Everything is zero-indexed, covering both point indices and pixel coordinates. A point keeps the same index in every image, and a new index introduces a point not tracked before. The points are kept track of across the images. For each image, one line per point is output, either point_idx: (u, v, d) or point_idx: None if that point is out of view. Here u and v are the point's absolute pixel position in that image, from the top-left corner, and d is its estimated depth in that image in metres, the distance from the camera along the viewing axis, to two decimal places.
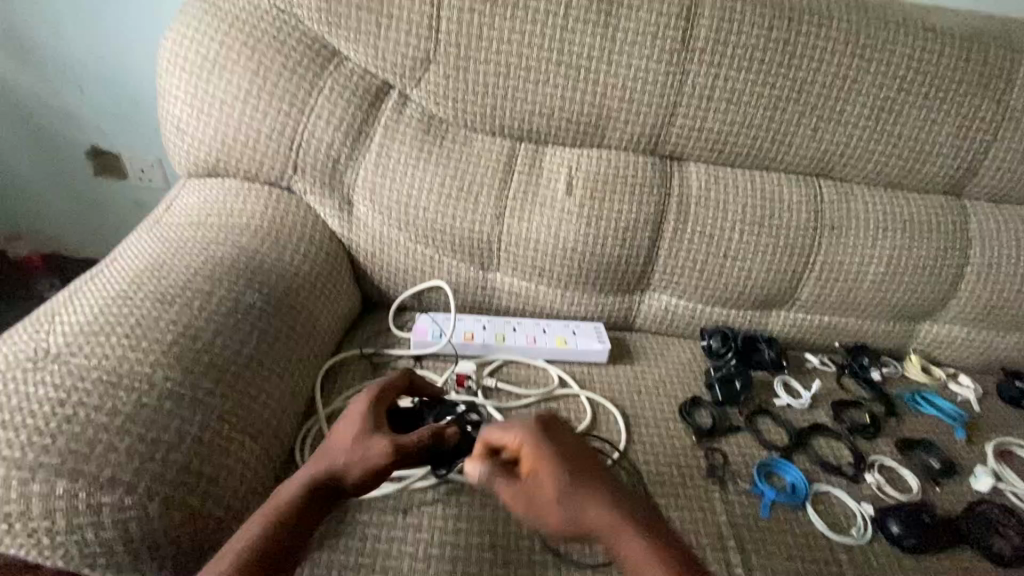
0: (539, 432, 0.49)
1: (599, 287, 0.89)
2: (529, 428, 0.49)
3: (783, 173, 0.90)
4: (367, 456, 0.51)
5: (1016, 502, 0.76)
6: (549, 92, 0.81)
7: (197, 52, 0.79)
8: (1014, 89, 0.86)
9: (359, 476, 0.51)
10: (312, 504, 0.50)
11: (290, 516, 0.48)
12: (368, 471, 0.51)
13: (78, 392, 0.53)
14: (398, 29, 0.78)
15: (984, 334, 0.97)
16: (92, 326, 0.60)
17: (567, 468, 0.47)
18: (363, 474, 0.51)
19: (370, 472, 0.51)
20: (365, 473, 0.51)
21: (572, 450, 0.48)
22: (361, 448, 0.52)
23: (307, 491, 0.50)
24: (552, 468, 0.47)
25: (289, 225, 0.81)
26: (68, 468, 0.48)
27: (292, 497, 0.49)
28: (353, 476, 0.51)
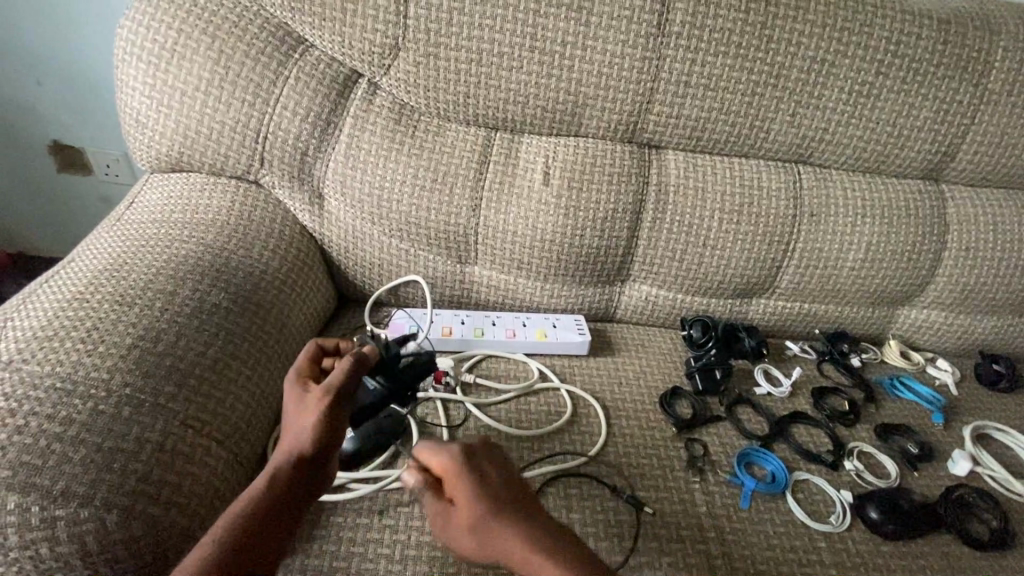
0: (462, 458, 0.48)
1: (579, 279, 0.88)
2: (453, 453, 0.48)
3: (762, 160, 0.89)
4: (301, 413, 0.50)
5: (992, 484, 0.77)
6: (523, 80, 0.79)
7: (154, 41, 0.75)
8: (990, 72, 0.85)
9: (308, 436, 0.50)
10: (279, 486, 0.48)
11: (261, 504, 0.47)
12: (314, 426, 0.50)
13: (30, 401, 0.51)
14: (364, 14, 0.75)
15: (962, 318, 0.97)
16: (45, 331, 0.57)
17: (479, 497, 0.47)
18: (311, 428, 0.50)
19: (318, 425, 0.50)
20: (315, 430, 0.50)
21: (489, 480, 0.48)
22: (296, 410, 0.51)
23: (272, 480, 0.48)
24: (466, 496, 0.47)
25: (258, 220, 0.79)
26: (19, 481, 0.46)
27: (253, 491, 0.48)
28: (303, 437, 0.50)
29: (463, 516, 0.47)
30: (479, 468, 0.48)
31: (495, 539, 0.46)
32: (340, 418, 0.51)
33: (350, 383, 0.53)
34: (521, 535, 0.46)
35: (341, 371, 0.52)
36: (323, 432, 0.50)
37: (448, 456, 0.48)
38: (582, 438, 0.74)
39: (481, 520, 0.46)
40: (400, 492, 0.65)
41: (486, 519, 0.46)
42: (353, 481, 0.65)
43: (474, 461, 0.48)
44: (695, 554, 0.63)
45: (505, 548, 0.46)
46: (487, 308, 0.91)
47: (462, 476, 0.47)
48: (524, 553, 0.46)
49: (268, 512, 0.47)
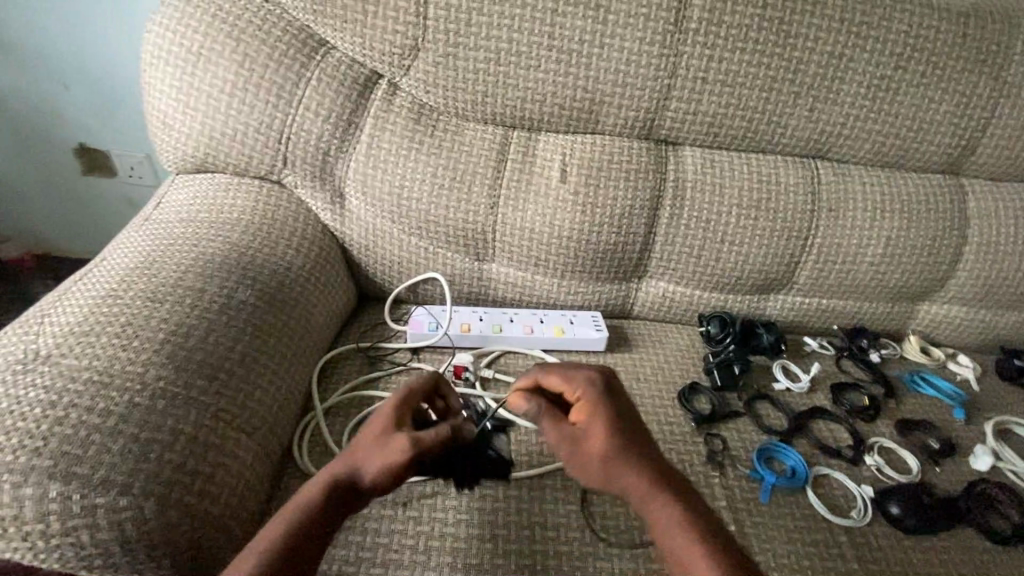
0: (600, 392, 0.55)
1: (596, 276, 0.89)
2: (591, 384, 0.56)
3: (779, 156, 0.89)
4: (384, 454, 0.49)
5: (1015, 480, 0.76)
6: (540, 78, 0.80)
7: (181, 45, 0.77)
8: (1012, 64, 0.85)
9: (380, 476, 0.50)
10: (332, 507, 0.49)
11: (308, 519, 0.48)
12: (388, 472, 0.49)
13: (69, 394, 0.52)
14: (385, 16, 0.77)
15: (983, 314, 0.97)
16: (82, 326, 0.59)
17: (611, 427, 0.53)
18: (384, 473, 0.49)
19: (390, 470, 0.49)
20: (384, 472, 0.49)
21: (621, 415, 0.54)
22: (377, 444, 0.50)
23: (326, 496, 0.49)
24: (598, 424, 0.53)
25: (280, 219, 0.80)
26: (61, 470, 0.47)
27: (309, 498, 0.49)
28: (373, 476, 0.50)
29: (596, 443, 0.52)
30: (613, 402, 0.55)
31: (622, 468, 0.51)
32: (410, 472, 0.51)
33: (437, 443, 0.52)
34: (643, 469, 0.51)
35: (434, 436, 0.52)
36: (392, 475, 0.50)
37: (585, 390, 0.55)
38: None
39: (613, 445, 0.52)
40: (423, 485, 0.66)
41: (615, 448, 0.52)
42: None
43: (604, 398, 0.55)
44: None
45: (629, 480, 0.51)
46: (504, 305, 0.92)
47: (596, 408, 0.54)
48: (647, 484, 0.51)
49: (316, 528, 0.48)
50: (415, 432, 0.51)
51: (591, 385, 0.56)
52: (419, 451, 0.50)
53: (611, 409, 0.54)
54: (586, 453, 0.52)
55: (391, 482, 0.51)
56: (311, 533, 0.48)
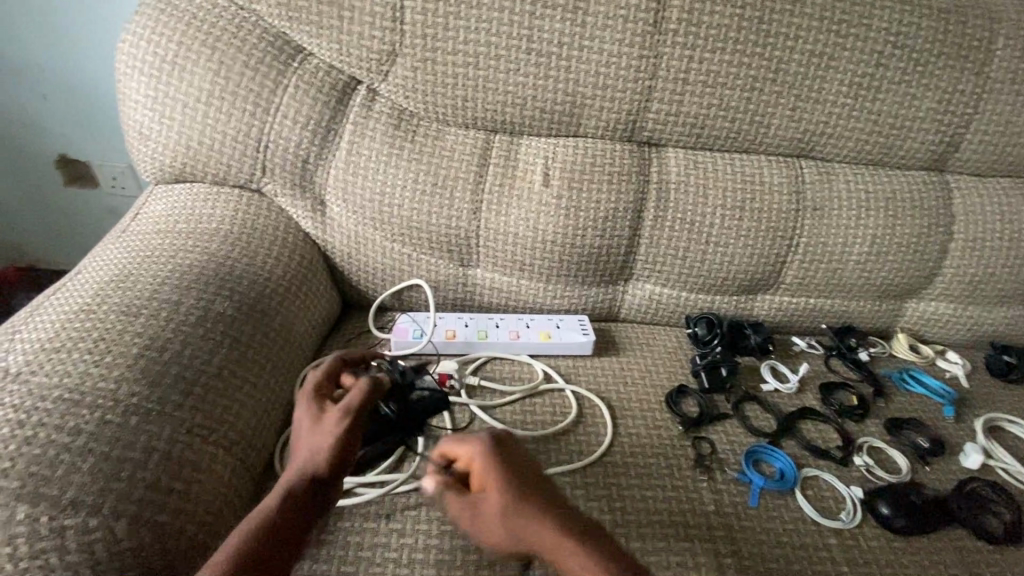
0: (489, 451, 0.52)
1: (582, 280, 0.88)
2: (482, 445, 0.52)
3: (763, 155, 0.88)
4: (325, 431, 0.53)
5: (1005, 477, 0.76)
6: (521, 81, 0.79)
7: (155, 54, 0.76)
8: (993, 60, 0.85)
9: (332, 454, 0.52)
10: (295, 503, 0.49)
11: (272, 522, 0.47)
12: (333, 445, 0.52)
13: (38, 412, 0.51)
14: (362, 21, 0.76)
15: (971, 310, 0.96)
16: (53, 342, 0.58)
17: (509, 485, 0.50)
18: (332, 446, 0.52)
19: (336, 445, 0.52)
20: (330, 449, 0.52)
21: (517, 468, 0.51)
22: (314, 432, 0.53)
23: (288, 494, 0.49)
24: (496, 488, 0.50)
25: (260, 229, 0.79)
26: (28, 492, 0.46)
27: (268, 503, 0.48)
28: (325, 459, 0.52)
29: (493, 509, 0.50)
30: (504, 459, 0.51)
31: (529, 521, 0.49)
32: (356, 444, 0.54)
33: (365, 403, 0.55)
34: (547, 520, 0.48)
35: (358, 392, 0.55)
36: (339, 452, 0.52)
37: (474, 450, 0.52)
38: (588, 438, 0.74)
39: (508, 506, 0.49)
40: (406, 496, 0.65)
41: (512, 503, 0.49)
42: (358, 486, 0.65)
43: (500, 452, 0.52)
44: (703, 554, 0.63)
45: (533, 534, 0.48)
46: (490, 310, 0.91)
47: (489, 469, 0.51)
48: (550, 537, 0.48)
49: (286, 527, 0.47)
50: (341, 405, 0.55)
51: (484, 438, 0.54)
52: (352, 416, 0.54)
53: (502, 470, 0.50)
54: (484, 516, 0.50)
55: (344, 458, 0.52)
56: (280, 535, 0.47)
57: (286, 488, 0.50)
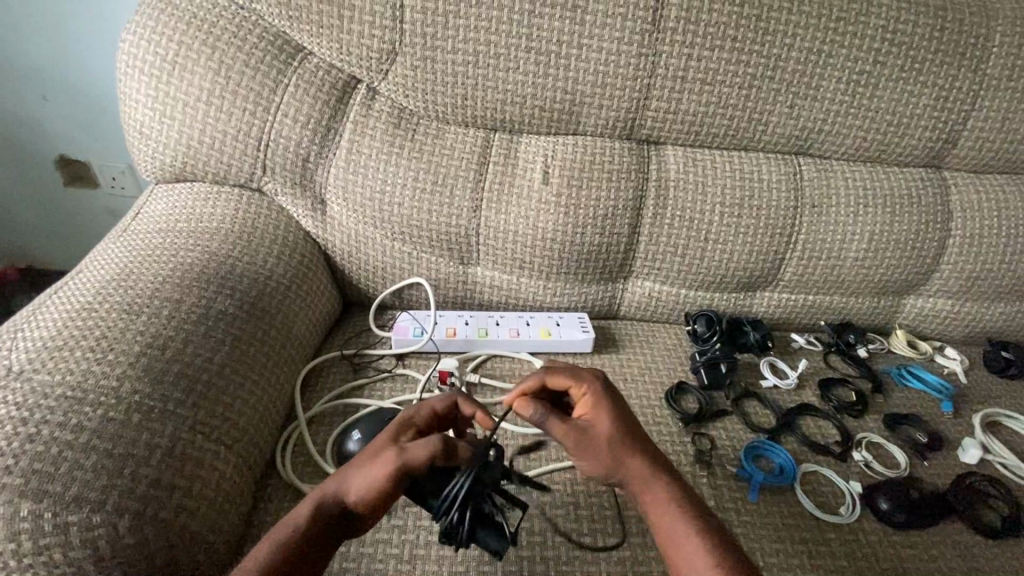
0: (604, 385, 0.54)
1: (581, 277, 0.88)
2: (597, 378, 0.54)
3: (761, 153, 0.89)
4: (371, 472, 0.48)
5: (1004, 472, 0.76)
6: (520, 80, 0.79)
7: (155, 54, 0.76)
8: (989, 57, 0.85)
9: (369, 496, 0.48)
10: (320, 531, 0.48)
11: (295, 537, 0.47)
12: (376, 493, 0.47)
13: (41, 409, 0.51)
14: (361, 21, 0.76)
15: (969, 307, 0.97)
16: (55, 340, 0.58)
17: (618, 418, 0.52)
18: (374, 491, 0.48)
19: (375, 489, 0.47)
20: (368, 490, 0.48)
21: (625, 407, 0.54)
22: (364, 464, 0.49)
23: (315, 512, 0.48)
24: (607, 417, 0.52)
25: (261, 227, 0.80)
26: (32, 488, 0.46)
27: (295, 519, 0.48)
28: (360, 496, 0.48)
29: (602, 438, 0.51)
30: (612, 395, 0.54)
31: (630, 456, 0.52)
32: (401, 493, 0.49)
33: (431, 462, 0.48)
34: (646, 456, 0.52)
35: (425, 453, 0.47)
36: (377, 496, 0.48)
37: (590, 386, 0.53)
38: None
39: (620, 435, 0.52)
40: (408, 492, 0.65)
41: (622, 434, 0.52)
42: None
43: (610, 393, 0.54)
44: None
45: (631, 465, 0.52)
46: (490, 308, 0.91)
47: (602, 404, 0.53)
48: (648, 470, 0.52)
49: (308, 544, 0.47)
50: (405, 449, 0.48)
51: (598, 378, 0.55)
52: (405, 470, 0.47)
53: (615, 402, 0.53)
54: (591, 444, 0.51)
55: (382, 504, 0.49)
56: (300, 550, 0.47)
57: (316, 503, 0.48)
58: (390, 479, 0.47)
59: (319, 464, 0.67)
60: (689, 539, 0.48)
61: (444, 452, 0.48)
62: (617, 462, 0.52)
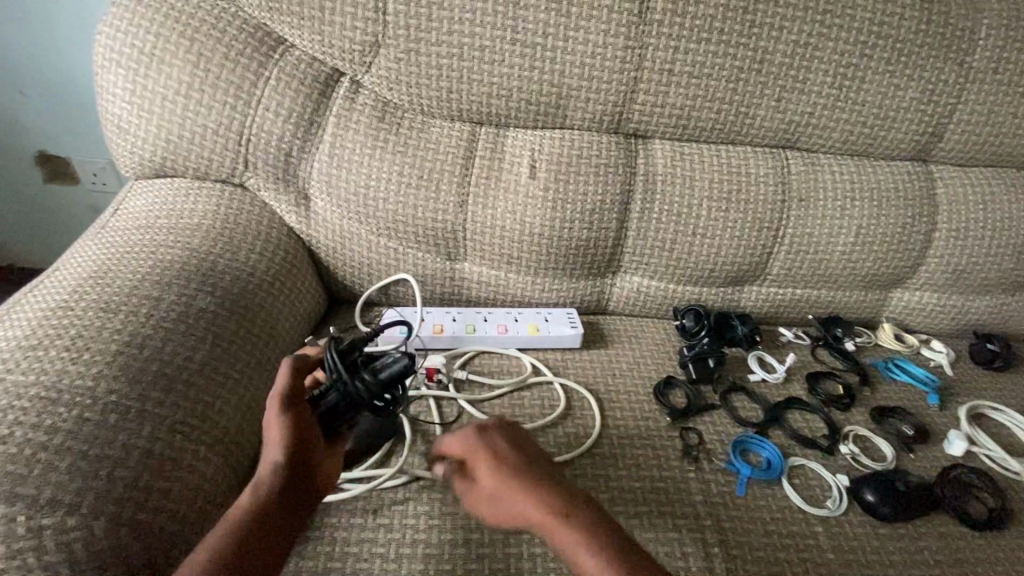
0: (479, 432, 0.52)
1: (569, 273, 0.88)
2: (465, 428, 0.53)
3: (749, 147, 0.88)
4: (275, 426, 0.51)
5: (989, 464, 0.77)
6: (506, 73, 0.78)
7: (132, 46, 0.75)
8: (975, 50, 0.85)
9: (287, 447, 0.50)
10: (271, 499, 0.48)
11: (242, 522, 0.46)
12: (283, 434, 0.51)
13: (13, 411, 0.50)
14: (343, 12, 0.75)
15: (955, 300, 0.97)
16: (29, 340, 0.57)
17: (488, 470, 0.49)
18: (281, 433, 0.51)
19: (284, 436, 0.50)
20: (281, 442, 0.50)
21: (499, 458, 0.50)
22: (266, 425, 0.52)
23: (252, 491, 0.48)
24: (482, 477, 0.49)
25: (243, 223, 0.78)
26: (3, 492, 0.45)
27: (235, 509, 0.48)
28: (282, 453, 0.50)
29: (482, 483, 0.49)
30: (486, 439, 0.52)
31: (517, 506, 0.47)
32: (309, 421, 0.53)
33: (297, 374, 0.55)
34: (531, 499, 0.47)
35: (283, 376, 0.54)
36: (293, 442, 0.51)
37: (464, 438, 0.51)
38: (576, 430, 0.74)
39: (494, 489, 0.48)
40: (394, 491, 0.65)
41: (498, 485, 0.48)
42: (346, 481, 0.65)
43: (490, 436, 0.52)
44: (691, 543, 0.63)
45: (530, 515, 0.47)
46: (478, 304, 0.90)
47: (482, 451, 0.50)
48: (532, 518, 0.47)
49: (259, 525, 0.47)
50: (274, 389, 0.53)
51: (485, 421, 0.54)
52: (285, 399, 0.52)
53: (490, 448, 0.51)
54: (483, 493, 0.49)
55: (302, 440, 0.52)
56: (251, 534, 0.46)
57: (249, 485, 0.49)
58: (284, 416, 0.51)
59: None
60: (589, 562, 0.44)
61: (300, 367, 0.56)
62: (500, 506, 0.48)
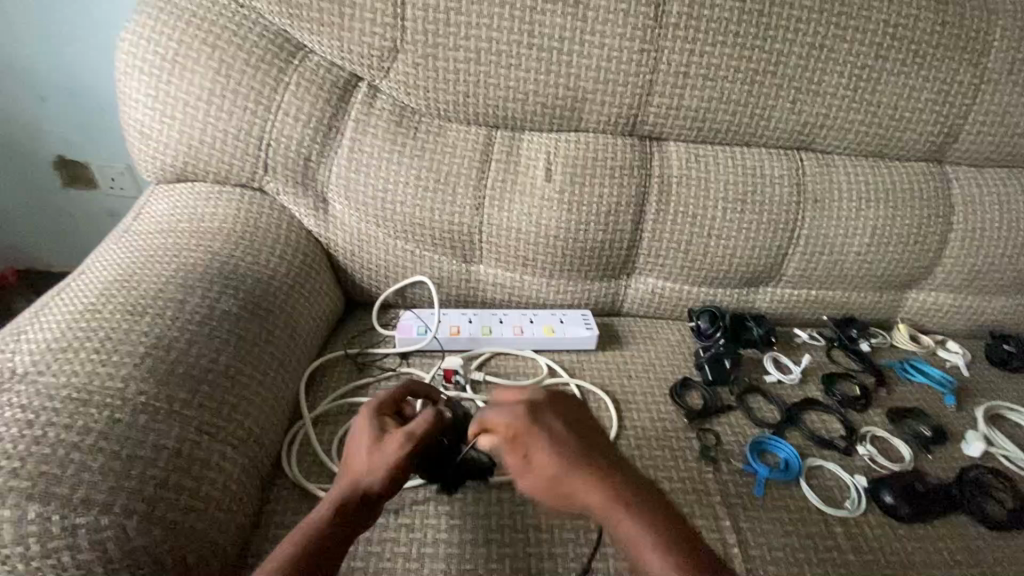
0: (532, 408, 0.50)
1: (584, 274, 0.88)
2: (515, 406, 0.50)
3: (763, 149, 0.89)
4: (388, 456, 0.52)
5: (1008, 465, 0.77)
6: (522, 77, 0.79)
7: (154, 53, 0.76)
8: (991, 51, 0.85)
9: (389, 479, 0.52)
10: (351, 520, 0.49)
11: (323, 534, 0.47)
12: (391, 462, 0.52)
13: (46, 412, 0.51)
14: (362, 18, 0.76)
15: (970, 300, 0.97)
16: (59, 342, 0.58)
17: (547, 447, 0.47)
18: (389, 461, 0.52)
19: (394, 468, 0.52)
20: (386, 472, 0.51)
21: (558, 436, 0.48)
22: (376, 449, 0.52)
23: (340, 504, 0.49)
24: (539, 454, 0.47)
25: (263, 227, 0.79)
26: (39, 491, 0.46)
27: (319, 516, 0.48)
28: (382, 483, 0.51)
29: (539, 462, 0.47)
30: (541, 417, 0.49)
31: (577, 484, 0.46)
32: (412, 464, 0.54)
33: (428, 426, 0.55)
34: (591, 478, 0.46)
35: (424, 419, 0.55)
36: (396, 475, 0.52)
37: (517, 420, 0.48)
38: None
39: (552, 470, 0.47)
40: (415, 491, 0.65)
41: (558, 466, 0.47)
42: None
43: (542, 416, 0.49)
44: (711, 544, 0.63)
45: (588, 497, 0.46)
46: (493, 306, 0.91)
47: (535, 432, 0.48)
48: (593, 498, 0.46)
49: (336, 542, 0.48)
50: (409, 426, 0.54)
51: (535, 398, 0.51)
52: (415, 441, 0.53)
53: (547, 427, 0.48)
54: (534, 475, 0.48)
55: (400, 474, 0.52)
56: (326, 548, 0.47)
57: (336, 497, 0.50)
58: (402, 453, 0.52)
59: (325, 464, 0.67)
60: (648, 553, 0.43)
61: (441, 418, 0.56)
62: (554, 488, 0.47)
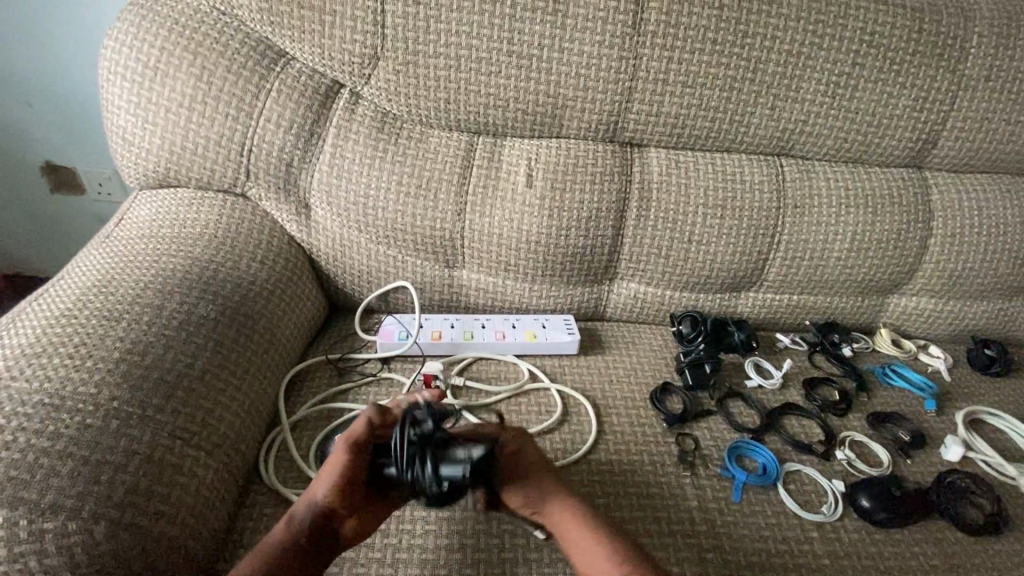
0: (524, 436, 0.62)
1: (566, 280, 0.89)
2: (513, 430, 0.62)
3: (744, 155, 0.89)
4: (329, 466, 0.53)
5: (986, 469, 0.77)
6: (503, 83, 0.80)
7: (137, 60, 0.76)
8: (967, 58, 0.86)
9: (334, 488, 0.52)
10: (303, 533, 0.51)
11: (275, 547, 0.50)
12: (338, 474, 0.52)
13: (17, 417, 0.51)
14: (343, 25, 0.76)
15: (952, 305, 0.98)
16: (34, 348, 0.58)
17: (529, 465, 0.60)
18: (336, 474, 0.52)
19: (335, 475, 0.52)
20: (329, 480, 0.52)
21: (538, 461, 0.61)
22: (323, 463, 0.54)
23: (292, 520, 0.52)
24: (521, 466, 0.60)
25: (244, 232, 0.80)
26: (7, 497, 0.46)
27: (274, 534, 0.51)
28: (327, 491, 0.52)
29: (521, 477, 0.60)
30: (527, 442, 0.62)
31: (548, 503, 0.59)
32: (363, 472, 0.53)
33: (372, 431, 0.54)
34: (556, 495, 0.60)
35: (359, 422, 0.54)
36: (342, 484, 0.52)
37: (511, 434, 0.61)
38: (572, 436, 0.75)
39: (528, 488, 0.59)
40: None
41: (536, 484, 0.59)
42: None
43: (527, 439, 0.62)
44: (686, 549, 0.63)
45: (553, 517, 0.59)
46: (476, 311, 0.91)
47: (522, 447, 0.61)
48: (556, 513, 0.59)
49: (289, 555, 0.50)
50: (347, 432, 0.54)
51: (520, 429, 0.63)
52: (352, 441, 0.53)
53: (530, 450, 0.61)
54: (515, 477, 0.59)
55: (352, 487, 0.52)
56: (278, 561, 0.49)
57: (290, 513, 0.52)
58: (343, 457, 0.52)
59: (302, 469, 0.67)
60: (589, 547, 0.56)
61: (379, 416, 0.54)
62: (525, 493, 0.59)
